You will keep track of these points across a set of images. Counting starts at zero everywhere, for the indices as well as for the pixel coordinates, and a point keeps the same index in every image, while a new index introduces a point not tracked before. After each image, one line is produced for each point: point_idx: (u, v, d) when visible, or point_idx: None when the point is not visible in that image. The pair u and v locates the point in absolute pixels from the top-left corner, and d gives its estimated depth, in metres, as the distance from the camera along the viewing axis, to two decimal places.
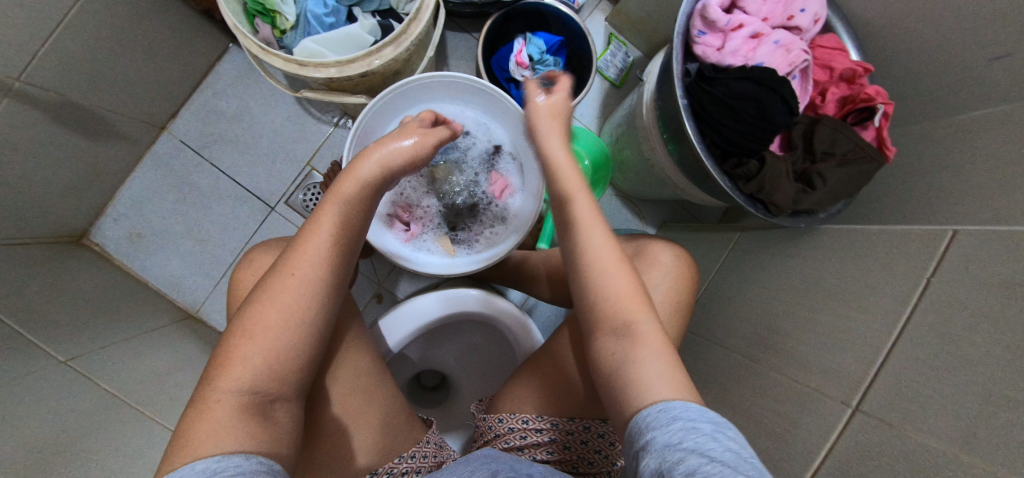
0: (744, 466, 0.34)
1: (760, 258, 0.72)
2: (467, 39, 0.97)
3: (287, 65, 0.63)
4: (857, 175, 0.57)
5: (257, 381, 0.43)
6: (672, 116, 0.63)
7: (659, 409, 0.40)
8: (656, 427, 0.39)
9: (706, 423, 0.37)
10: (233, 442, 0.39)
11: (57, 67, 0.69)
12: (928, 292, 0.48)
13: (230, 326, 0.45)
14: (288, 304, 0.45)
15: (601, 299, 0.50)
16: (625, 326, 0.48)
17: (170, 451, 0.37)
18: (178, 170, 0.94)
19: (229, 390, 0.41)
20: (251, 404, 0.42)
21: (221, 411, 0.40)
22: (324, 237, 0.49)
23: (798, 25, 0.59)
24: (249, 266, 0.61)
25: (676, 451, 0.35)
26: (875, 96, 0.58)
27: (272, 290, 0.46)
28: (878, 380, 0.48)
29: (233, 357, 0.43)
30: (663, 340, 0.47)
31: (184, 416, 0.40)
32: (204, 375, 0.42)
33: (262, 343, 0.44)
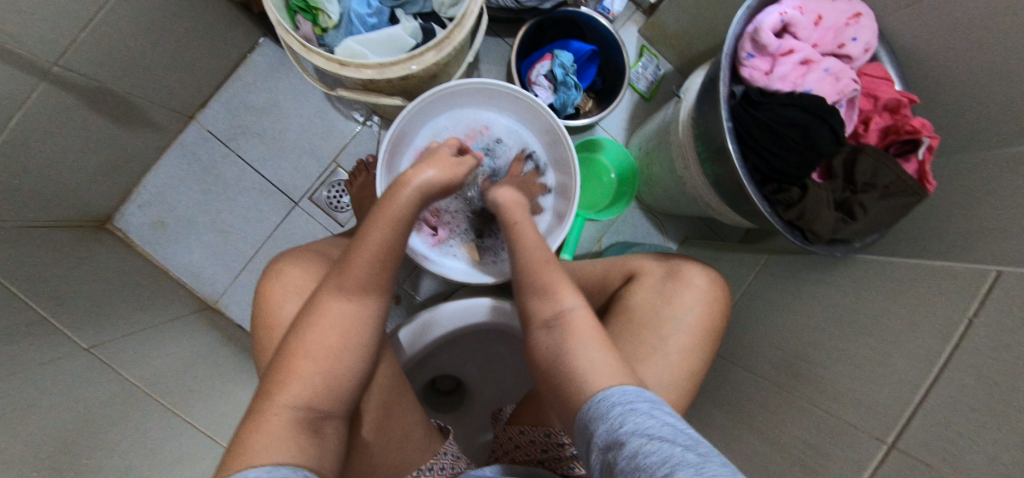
0: (679, 438, 0.38)
1: (788, 282, 0.72)
2: (499, 44, 0.96)
3: (328, 64, 0.63)
4: (897, 207, 0.57)
5: (311, 400, 0.49)
6: (711, 137, 0.62)
7: (601, 398, 0.44)
8: (602, 418, 0.42)
9: (642, 404, 0.42)
10: (283, 454, 0.44)
11: (94, 53, 0.68)
12: (970, 332, 0.47)
13: (288, 346, 0.51)
14: (342, 329, 0.53)
15: (542, 299, 0.56)
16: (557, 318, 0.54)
17: (231, 456, 0.43)
18: (204, 161, 0.94)
19: (286, 405, 0.47)
20: (303, 420, 0.48)
21: (277, 424, 0.46)
22: (369, 266, 0.56)
23: (848, 54, 0.58)
24: (288, 269, 0.63)
25: (620, 435, 0.39)
26: (921, 128, 0.57)
27: (328, 316, 0.53)
28: (915, 418, 0.47)
29: (290, 375, 0.49)
30: (592, 324, 0.52)
31: (245, 424, 0.47)
32: (265, 389, 0.49)
33: (318, 364, 0.50)
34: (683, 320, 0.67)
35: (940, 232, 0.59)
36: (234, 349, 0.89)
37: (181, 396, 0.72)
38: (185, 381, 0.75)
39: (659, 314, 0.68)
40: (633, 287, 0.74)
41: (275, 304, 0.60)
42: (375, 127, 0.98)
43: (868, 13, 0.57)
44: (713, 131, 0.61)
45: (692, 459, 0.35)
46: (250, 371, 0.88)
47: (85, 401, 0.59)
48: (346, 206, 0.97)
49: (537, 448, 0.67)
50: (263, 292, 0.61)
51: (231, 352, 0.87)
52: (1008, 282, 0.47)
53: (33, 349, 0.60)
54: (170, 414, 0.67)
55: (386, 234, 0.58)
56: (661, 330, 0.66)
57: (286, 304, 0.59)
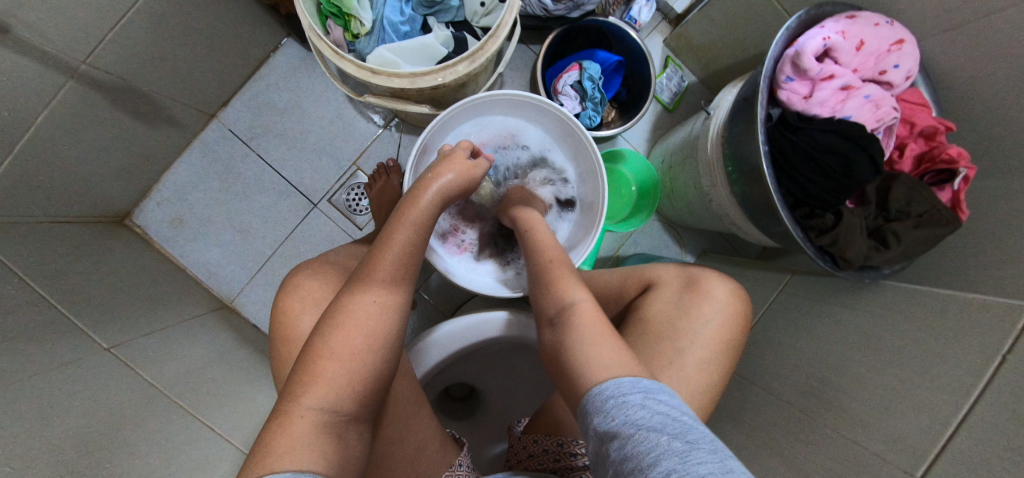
0: (668, 426, 0.39)
1: (811, 304, 0.72)
2: (524, 51, 0.95)
3: (360, 72, 0.62)
4: (932, 238, 0.56)
5: (336, 403, 0.49)
6: (743, 159, 0.62)
7: (595, 393, 0.44)
8: (596, 411, 0.43)
9: (635, 396, 0.42)
10: (306, 460, 0.44)
11: (121, 52, 0.68)
12: (1004, 369, 0.47)
13: (314, 348, 0.51)
14: (367, 329, 0.52)
15: (548, 298, 0.56)
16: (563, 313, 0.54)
17: (256, 460, 0.43)
18: (224, 159, 0.94)
19: (312, 408, 0.47)
20: (327, 424, 0.47)
21: (301, 427, 0.46)
22: (392, 267, 0.57)
23: (889, 81, 0.58)
24: (310, 276, 0.63)
25: (613, 428, 0.41)
26: (958, 158, 0.57)
27: (353, 317, 0.53)
28: (945, 454, 0.47)
29: (315, 377, 0.49)
30: (596, 314, 0.52)
31: (269, 426, 0.46)
32: (290, 391, 0.49)
33: (344, 367, 0.50)
34: (701, 333, 0.67)
35: (969, 261, 0.59)
36: (249, 349, 0.89)
37: (199, 398, 0.72)
38: (203, 382, 0.75)
39: (677, 327, 0.68)
40: (651, 298, 0.74)
41: (292, 315, 0.59)
42: (396, 131, 0.97)
43: (913, 39, 0.55)
44: (745, 152, 0.60)
45: (678, 448, 0.37)
46: (265, 371, 0.88)
47: (108, 403, 0.59)
48: (365, 209, 0.96)
49: (550, 457, 0.68)
50: (279, 306, 0.60)
51: (246, 352, 0.87)
52: None
53: (57, 349, 0.60)
54: (189, 416, 0.67)
55: (407, 234, 0.59)
56: (679, 342, 0.67)
57: (303, 316, 0.58)
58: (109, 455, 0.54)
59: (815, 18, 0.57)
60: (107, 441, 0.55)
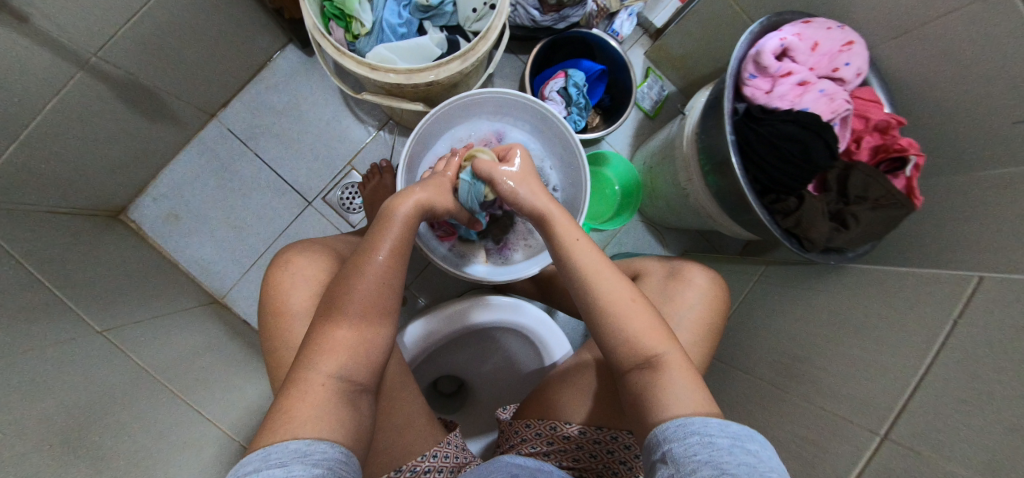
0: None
1: (786, 291, 0.76)
2: (513, 60, 1.01)
3: (360, 67, 0.67)
4: (887, 219, 0.62)
5: (350, 372, 0.51)
6: (714, 150, 0.67)
7: (679, 423, 0.45)
8: (674, 438, 0.44)
9: (722, 438, 0.42)
10: (324, 429, 0.46)
11: (131, 48, 0.71)
12: (955, 332, 0.51)
13: (325, 321, 0.53)
14: (377, 304, 0.55)
15: (627, 338, 0.53)
16: (651, 359, 0.52)
17: (274, 426, 0.45)
18: (222, 157, 0.96)
19: (329, 376, 0.50)
20: (343, 391, 0.50)
21: (320, 393, 0.48)
22: (393, 250, 0.58)
23: (842, 77, 0.64)
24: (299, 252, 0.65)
25: (693, 462, 0.41)
26: (908, 147, 0.63)
27: (361, 290, 0.55)
28: (906, 411, 0.50)
29: (326, 351, 0.51)
30: (686, 367, 0.51)
31: (286, 394, 0.48)
32: (300, 364, 0.50)
33: (358, 337, 0.53)
34: (683, 317, 0.69)
35: (926, 245, 0.64)
36: (239, 343, 0.90)
37: (190, 385, 0.72)
38: (193, 371, 0.75)
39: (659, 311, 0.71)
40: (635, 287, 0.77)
41: (288, 290, 0.61)
42: (389, 133, 1.01)
43: (860, 40, 0.62)
44: (716, 143, 0.66)
45: None
46: (256, 365, 0.89)
47: (100, 383, 0.60)
48: (358, 207, 0.99)
49: (543, 441, 0.69)
50: (271, 281, 0.62)
51: (238, 346, 0.88)
52: (991, 287, 0.51)
53: (49, 328, 0.60)
54: (180, 401, 0.68)
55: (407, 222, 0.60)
56: None
57: (295, 292, 0.61)
58: (100, 429, 0.54)
59: (776, 23, 0.64)
60: (99, 417, 0.55)
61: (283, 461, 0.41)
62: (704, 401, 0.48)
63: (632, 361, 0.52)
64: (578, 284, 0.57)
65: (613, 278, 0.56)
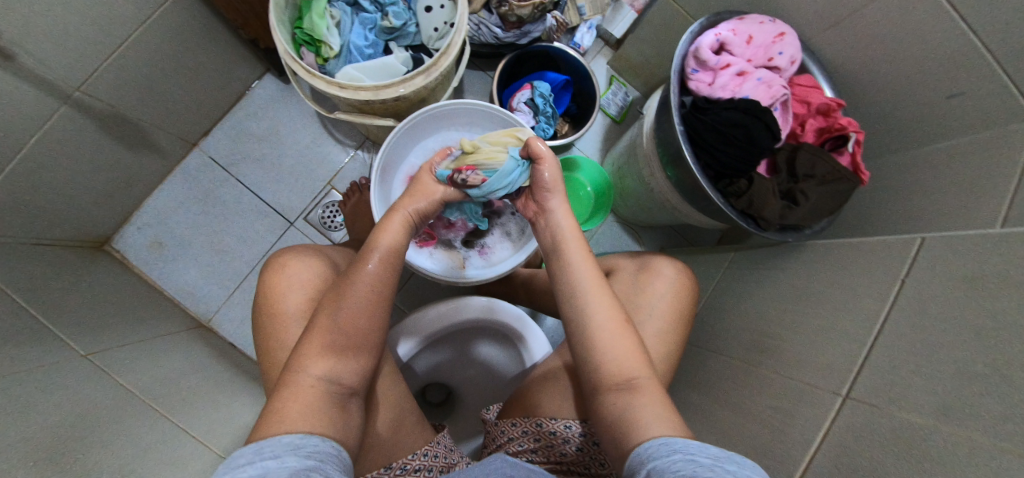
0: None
1: (754, 273, 0.79)
2: (481, 76, 1.07)
3: (329, 86, 0.71)
4: (836, 193, 0.65)
5: (340, 374, 0.52)
6: (668, 142, 0.71)
7: (665, 442, 0.43)
8: (658, 455, 0.42)
9: (705, 457, 0.39)
10: (314, 424, 0.46)
11: (113, 81, 0.75)
12: (903, 290, 0.54)
13: (316, 324, 0.54)
14: (367, 308, 0.56)
15: (606, 360, 0.53)
16: (630, 380, 0.51)
17: (266, 423, 0.45)
18: (204, 184, 1.00)
19: (318, 378, 0.50)
20: (333, 393, 0.50)
21: (309, 394, 0.49)
22: (385, 261, 0.59)
23: (777, 65, 0.69)
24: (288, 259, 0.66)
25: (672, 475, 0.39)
26: (848, 126, 0.67)
27: (354, 293, 0.56)
28: (864, 370, 0.52)
29: (317, 354, 0.52)
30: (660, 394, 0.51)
31: (277, 395, 0.49)
32: (292, 367, 0.51)
33: (347, 340, 0.54)
34: (654, 307, 0.71)
35: (886, 223, 0.68)
36: (225, 364, 0.90)
37: (175, 404, 0.72)
38: (179, 391, 0.75)
39: (634, 303, 0.73)
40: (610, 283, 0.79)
41: (283, 292, 0.63)
42: (367, 153, 1.05)
43: (791, 31, 0.68)
44: (668, 135, 0.70)
45: None
46: (242, 384, 0.89)
47: (82, 400, 0.60)
48: (339, 225, 1.02)
49: (530, 438, 0.69)
50: (265, 283, 0.64)
51: (223, 367, 0.89)
52: (933, 246, 0.54)
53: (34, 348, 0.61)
54: (163, 418, 0.68)
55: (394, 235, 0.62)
56: (636, 317, 0.71)
57: (291, 295, 0.62)
58: (81, 444, 0.55)
59: (714, 23, 0.69)
60: (80, 432, 0.56)
61: (275, 454, 0.41)
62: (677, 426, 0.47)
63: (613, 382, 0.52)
64: (569, 301, 0.58)
65: (597, 302, 0.57)
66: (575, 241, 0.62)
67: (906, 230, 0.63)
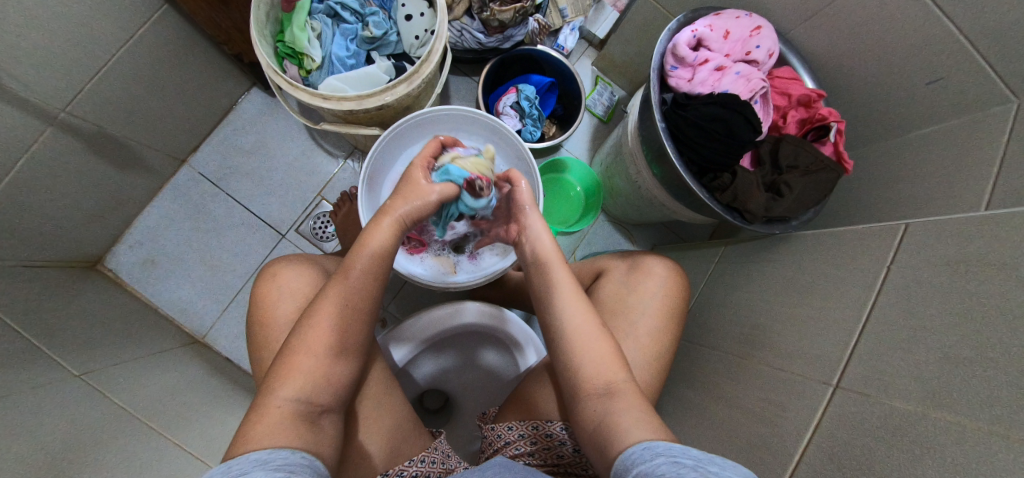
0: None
1: (745, 267, 0.79)
2: (467, 81, 1.08)
3: (311, 97, 0.72)
4: (819, 183, 0.65)
5: (309, 394, 0.51)
6: (652, 139, 0.71)
7: (647, 446, 0.43)
8: (641, 459, 0.42)
9: (687, 458, 0.39)
10: (280, 441, 0.46)
11: (98, 101, 0.76)
12: (890, 277, 0.54)
13: (286, 345, 0.53)
14: (338, 326, 0.55)
15: (587, 367, 0.54)
16: (610, 385, 0.52)
17: (234, 443, 0.45)
18: (195, 200, 1.00)
19: (286, 399, 0.49)
20: (302, 414, 0.49)
21: (275, 416, 0.48)
22: (362, 273, 0.58)
23: (755, 59, 0.70)
24: (274, 269, 0.66)
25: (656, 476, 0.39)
26: (828, 115, 0.67)
27: (323, 312, 0.55)
28: (853, 358, 0.52)
29: (289, 372, 0.51)
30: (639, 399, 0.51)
31: (247, 416, 0.48)
32: (265, 386, 0.51)
33: (316, 361, 0.52)
34: (646, 307, 0.72)
35: (872, 210, 0.68)
36: (220, 378, 0.90)
37: (170, 420, 0.72)
38: (174, 407, 0.75)
39: (626, 303, 0.73)
40: (601, 282, 0.78)
41: (274, 303, 0.63)
42: (357, 162, 1.06)
43: (767, 25, 0.69)
44: (651, 132, 0.70)
45: None
46: (239, 398, 0.89)
47: (75, 420, 0.60)
48: (331, 235, 1.03)
49: (526, 441, 0.69)
50: (258, 293, 0.64)
51: (218, 382, 0.88)
52: (917, 232, 0.54)
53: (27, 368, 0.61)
54: (157, 435, 0.68)
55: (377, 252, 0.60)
56: (630, 317, 0.71)
57: (281, 304, 0.62)
58: (75, 463, 0.55)
59: (692, 20, 0.69)
60: (74, 451, 0.56)
61: (244, 470, 0.40)
62: (656, 429, 0.47)
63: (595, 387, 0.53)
64: (549, 309, 0.60)
65: (576, 307, 0.59)
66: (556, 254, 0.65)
67: (891, 217, 0.63)
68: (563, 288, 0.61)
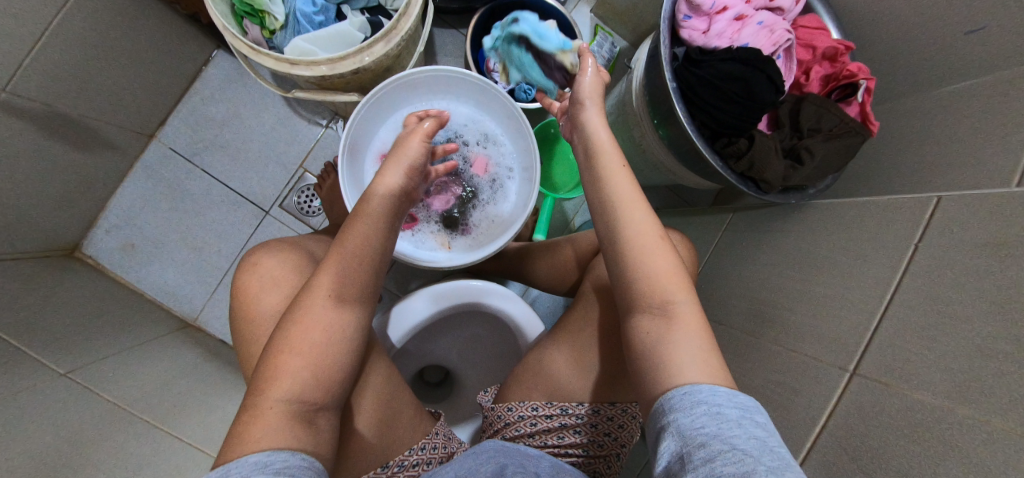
0: (767, 456, 0.35)
1: (754, 237, 0.75)
2: (453, 35, 0.98)
3: (278, 64, 0.64)
4: (845, 148, 0.59)
5: (302, 392, 0.47)
6: (660, 101, 0.64)
7: (684, 392, 0.40)
8: (679, 409, 0.40)
9: (732, 409, 0.38)
10: (278, 440, 0.43)
11: (43, 77, 0.67)
12: (917, 257, 0.49)
13: (277, 341, 0.49)
14: (327, 323, 0.50)
15: (643, 284, 0.48)
16: (664, 307, 0.47)
17: (228, 448, 0.42)
18: (169, 178, 0.94)
19: (280, 399, 0.45)
20: (296, 414, 0.45)
21: (270, 418, 0.44)
22: (349, 255, 0.53)
23: (780, 6, 0.62)
24: (254, 266, 0.61)
25: (702, 437, 0.37)
26: (858, 72, 0.60)
27: (321, 307, 0.50)
28: (871, 345, 0.49)
29: (278, 372, 0.47)
30: (700, 324, 0.46)
31: (238, 421, 0.45)
32: (255, 387, 0.47)
33: (306, 359, 0.48)
34: None
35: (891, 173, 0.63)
36: (218, 363, 0.89)
37: (167, 413, 0.71)
38: (173, 399, 0.74)
39: None
40: None
41: (256, 298, 0.59)
42: (339, 128, 0.98)
43: None
44: (660, 94, 0.63)
45: None
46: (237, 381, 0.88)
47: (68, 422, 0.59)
48: (317, 210, 0.97)
49: (527, 423, 0.64)
50: (241, 284, 0.60)
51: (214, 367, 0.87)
52: (949, 206, 0.49)
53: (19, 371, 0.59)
54: (154, 430, 0.67)
55: (366, 232, 0.55)
56: None
57: (264, 296, 0.58)
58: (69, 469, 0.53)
59: None
60: (70, 456, 0.54)
61: (244, 474, 0.38)
62: (719, 370, 0.43)
63: (642, 304, 0.48)
64: (604, 215, 0.51)
65: (643, 213, 0.50)
66: (614, 151, 0.54)
67: (912, 185, 0.58)
68: (622, 192, 0.51)
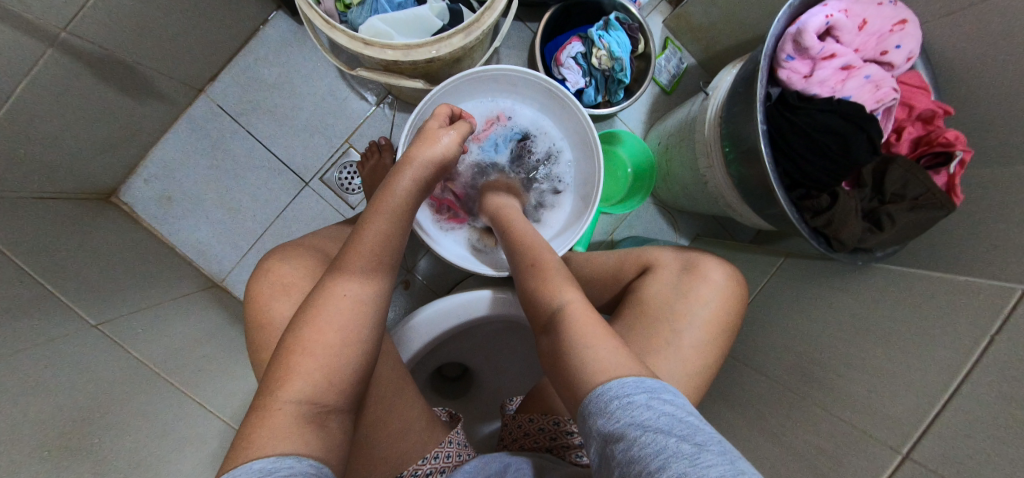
0: (678, 428, 0.37)
1: (807, 289, 0.73)
2: (519, 28, 0.94)
3: (352, 42, 0.61)
4: (926, 219, 0.57)
5: (314, 394, 0.45)
6: (739, 139, 0.61)
7: (598, 394, 0.41)
8: (597, 412, 0.40)
9: (640, 395, 0.39)
10: (285, 444, 0.41)
11: (103, 19, 0.65)
12: (993, 349, 0.47)
13: (288, 341, 0.47)
14: (339, 328, 0.47)
15: (540, 297, 0.54)
16: (554, 315, 0.51)
17: (234, 451, 0.40)
18: (213, 135, 0.92)
19: (290, 400, 0.43)
20: (306, 416, 0.44)
21: (278, 420, 0.42)
22: (365, 252, 0.51)
23: (891, 61, 0.60)
24: (267, 275, 0.60)
25: (619, 429, 0.38)
26: (955, 141, 0.58)
27: (335, 309, 0.48)
28: (930, 432, 0.48)
29: (290, 372, 0.45)
30: (590, 316, 0.49)
31: (248, 419, 0.43)
32: (265, 386, 0.45)
33: (318, 360, 0.45)
34: (697, 315, 0.61)
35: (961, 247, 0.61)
36: (239, 328, 0.88)
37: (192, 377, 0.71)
38: (196, 360, 0.73)
39: (672, 308, 0.62)
40: (647, 281, 0.67)
41: (271, 304, 0.57)
42: (390, 108, 0.96)
43: (914, 20, 0.58)
44: (743, 132, 0.60)
45: (687, 450, 0.35)
46: None
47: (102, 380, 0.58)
48: (357, 188, 0.96)
49: (546, 437, 0.64)
50: (253, 292, 0.59)
51: (236, 332, 0.86)
52: None
53: (57, 319, 0.58)
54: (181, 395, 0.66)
55: (383, 226, 0.53)
56: (674, 326, 0.61)
57: (278, 302, 0.57)
58: None
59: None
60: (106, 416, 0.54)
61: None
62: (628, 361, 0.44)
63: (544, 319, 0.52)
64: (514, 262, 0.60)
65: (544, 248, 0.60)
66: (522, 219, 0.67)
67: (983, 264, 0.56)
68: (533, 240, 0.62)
